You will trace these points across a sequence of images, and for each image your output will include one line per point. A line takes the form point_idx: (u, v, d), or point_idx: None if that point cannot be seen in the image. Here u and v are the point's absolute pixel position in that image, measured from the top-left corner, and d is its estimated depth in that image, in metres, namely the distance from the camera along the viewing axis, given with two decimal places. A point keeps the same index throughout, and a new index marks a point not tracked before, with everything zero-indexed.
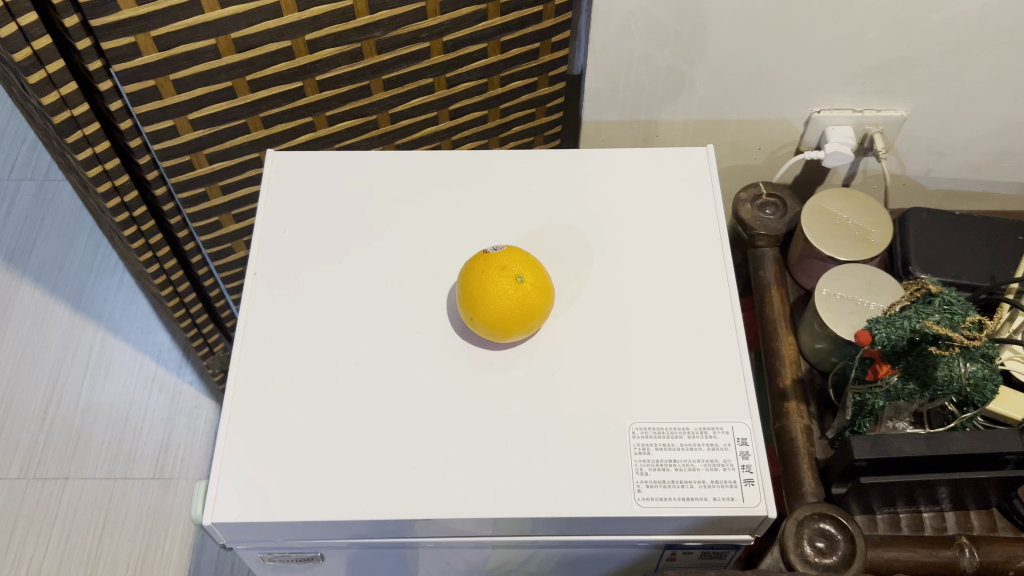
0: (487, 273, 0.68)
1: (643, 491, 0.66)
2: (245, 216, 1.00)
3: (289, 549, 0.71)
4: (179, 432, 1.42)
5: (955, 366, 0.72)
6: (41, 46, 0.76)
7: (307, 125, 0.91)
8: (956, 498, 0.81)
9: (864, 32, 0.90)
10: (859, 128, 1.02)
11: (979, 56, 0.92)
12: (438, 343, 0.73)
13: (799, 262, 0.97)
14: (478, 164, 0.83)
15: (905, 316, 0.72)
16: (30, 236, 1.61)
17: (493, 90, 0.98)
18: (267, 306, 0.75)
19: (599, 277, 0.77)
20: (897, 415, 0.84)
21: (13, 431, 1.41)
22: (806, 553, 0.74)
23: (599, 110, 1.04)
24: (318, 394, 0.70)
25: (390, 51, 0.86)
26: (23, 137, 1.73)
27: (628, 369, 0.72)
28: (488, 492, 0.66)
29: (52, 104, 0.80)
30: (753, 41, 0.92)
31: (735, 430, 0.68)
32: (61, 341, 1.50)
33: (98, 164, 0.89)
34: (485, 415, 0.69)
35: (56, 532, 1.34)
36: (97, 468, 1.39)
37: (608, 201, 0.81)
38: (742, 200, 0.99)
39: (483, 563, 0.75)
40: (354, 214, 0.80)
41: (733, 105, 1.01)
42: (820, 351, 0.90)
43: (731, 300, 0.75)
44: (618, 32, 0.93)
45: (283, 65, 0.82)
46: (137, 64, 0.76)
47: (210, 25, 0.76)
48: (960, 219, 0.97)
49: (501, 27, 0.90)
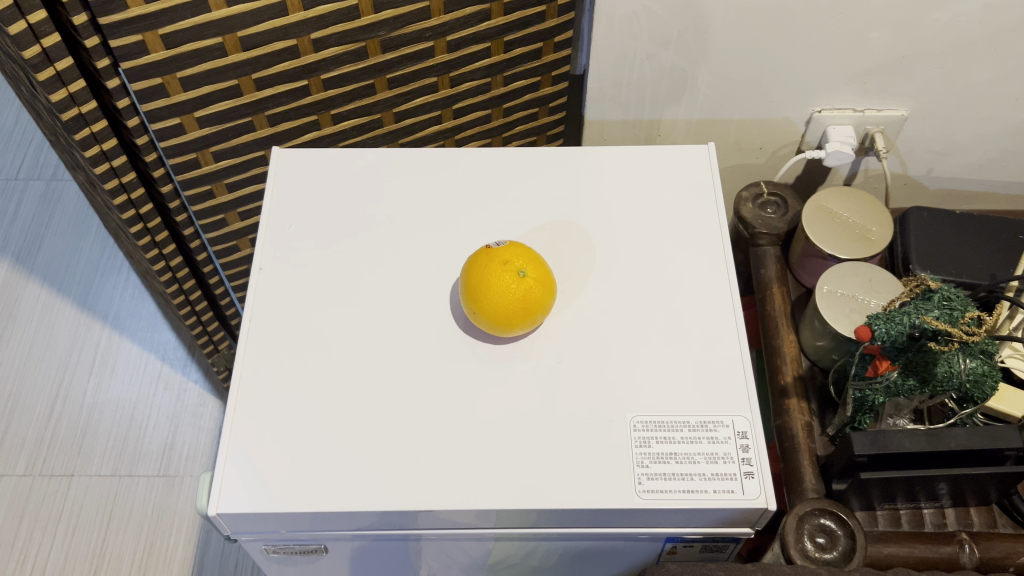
0: (490, 267, 0.69)
1: (643, 483, 0.66)
2: (250, 213, 1.01)
3: (293, 541, 0.71)
4: (184, 430, 1.43)
5: (955, 363, 0.72)
6: (50, 44, 0.77)
7: (312, 124, 0.92)
8: (956, 494, 0.81)
9: (865, 32, 0.91)
10: (860, 128, 1.03)
11: (979, 55, 0.92)
12: (441, 337, 0.74)
13: (800, 260, 0.98)
14: (482, 161, 0.84)
15: (905, 311, 0.72)
16: (36, 236, 1.62)
17: (496, 90, 0.98)
18: (272, 300, 0.76)
19: (601, 272, 0.78)
20: (897, 411, 0.84)
21: (18, 428, 1.42)
22: (806, 548, 0.74)
23: (602, 110, 1.05)
24: (322, 387, 0.71)
25: (394, 50, 0.87)
26: (30, 139, 1.74)
27: (629, 364, 0.72)
28: (491, 485, 0.66)
29: (60, 101, 0.81)
30: (755, 41, 0.93)
31: (735, 423, 0.69)
32: (67, 339, 1.51)
33: (106, 160, 0.90)
34: (488, 408, 0.70)
35: (62, 530, 1.34)
36: (102, 466, 1.39)
37: (610, 199, 0.82)
38: (742, 199, 1.00)
39: (485, 556, 0.75)
40: (359, 211, 0.81)
41: (734, 103, 1.02)
42: (821, 349, 0.91)
43: (732, 296, 0.76)
44: (620, 32, 0.94)
45: (288, 64, 0.83)
46: (145, 61, 0.77)
47: (216, 24, 0.76)
48: (960, 218, 0.97)
49: (504, 26, 0.90)
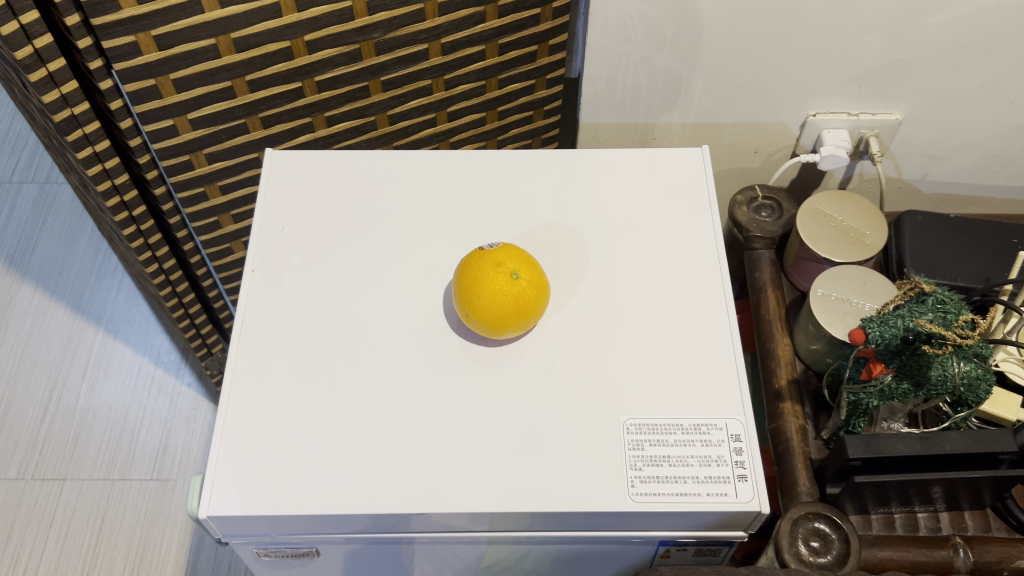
0: (484, 270, 0.69)
1: (636, 486, 0.66)
2: (244, 216, 1.01)
3: (284, 544, 0.71)
4: (178, 433, 1.43)
5: (949, 366, 0.73)
6: (42, 44, 0.77)
7: (307, 126, 0.92)
8: (950, 498, 0.81)
9: (861, 35, 0.91)
10: (854, 132, 1.03)
11: (972, 60, 0.93)
12: (434, 340, 0.73)
13: (795, 263, 0.97)
14: (477, 163, 0.84)
15: (899, 315, 0.71)
16: (30, 239, 1.61)
17: (492, 92, 0.98)
18: (265, 302, 0.75)
19: (594, 275, 0.77)
20: (892, 415, 0.84)
21: (11, 431, 1.41)
22: (800, 552, 0.74)
23: (596, 113, 1.05)
24: (316, 387, 0.71)
25: (388, 52, 0.87)
26: (25, 142, 1.74)
27: (623, 368, 0.72)
28: (485, 488, 0.66)
29: (53, 102, 0.81)
30: (751, 42, 0.93)
31: (729, 426, 0.69)
32: (60, 342, 1.50)
33: (99, 162, 0.90)
34: (479, 408, 0.70)
35: (54, 532, 1.34)
36: (95, 469, 1.39)
37: (605, 203, 0.82)
38: (738, 202, 1.01)
39: (479, 560, 0.75)
40: (353, 214, 0.80)
41: (729, 107, 1.02)
42: (816, 352, 0.90)
43: (725, 299, 0.76)
44: (616, 35, 0.94)
45: (282, 66, 0.83)
46: (138, 63, 0.77)
47: (210, 25, 0.76)
48: (954, 222, 0.97)
49: (498, 29, 0.90)
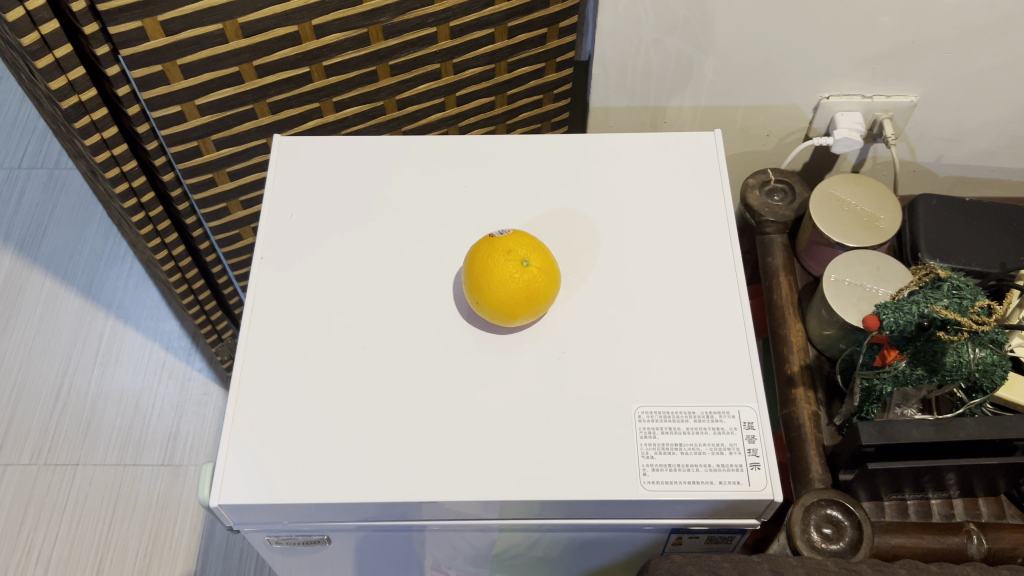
0: (493, 256, 0.68)
1: (648, 474, 0.66)
2: (253, 202, 1.00)
3: (295, 532, 0.71)
4: (189, 419, 1.43)
5: (964, 352, 0.72)
6: (48, 31, 0.76)
7: (315, 111, 0.91)
8: (964, 484, 0.81)
9: (875, 16, 0.89)
10: (868, 114, 1.01)
11: (989, 41, 0.91)
12: (443, 327, 0.73)
13: (807, 248, 0.96)
14: (486, 148, 0.83)
15: (914, 301, 0.70)
16: (40, 225, 1.61)
17: (500, 75, 0.97)
18: (275, 289, 0.75)
19: (604, 261, 0.77)
20: (906, 401, 0.83)
21: (23, 417, 1.42)
22: (812, 538, 0.74)
23: (607, 96, 1.04)
24: (324, 375, 0.71)
25: (396, 36, 0.86)
26: (33, 127, 1.73)
27: (634, 356, 0.71)
28: (497, 475, 0.66)
29: (60, 89, 0.81)
30: (763, 24, 0.91)
31: (741, 414, 0.68)
32: (71, 328, 1.51)
33: (106, 149, 0.89)
34: (488, 393, 0.70)
35: (67, 518, 1.35)
36: (107, 454, 1.40)
37: (615, 187, 0.81)
38: (750, 185, 0.99)
39: (490, 547, 0.75)
40: (362, 200, 0.80)
41: (741, 90, 1.01)
42: (828, 337, 0.89)
43: (738, 285, 0.75)
44: (626, 17, 0.93)
45: (289, 51, 0.82)
46: (144, 48, 0.76)
47: (216, 10, 0.76)
48: (970, 205, 0.96)
49: (507, 12, 0.89)
